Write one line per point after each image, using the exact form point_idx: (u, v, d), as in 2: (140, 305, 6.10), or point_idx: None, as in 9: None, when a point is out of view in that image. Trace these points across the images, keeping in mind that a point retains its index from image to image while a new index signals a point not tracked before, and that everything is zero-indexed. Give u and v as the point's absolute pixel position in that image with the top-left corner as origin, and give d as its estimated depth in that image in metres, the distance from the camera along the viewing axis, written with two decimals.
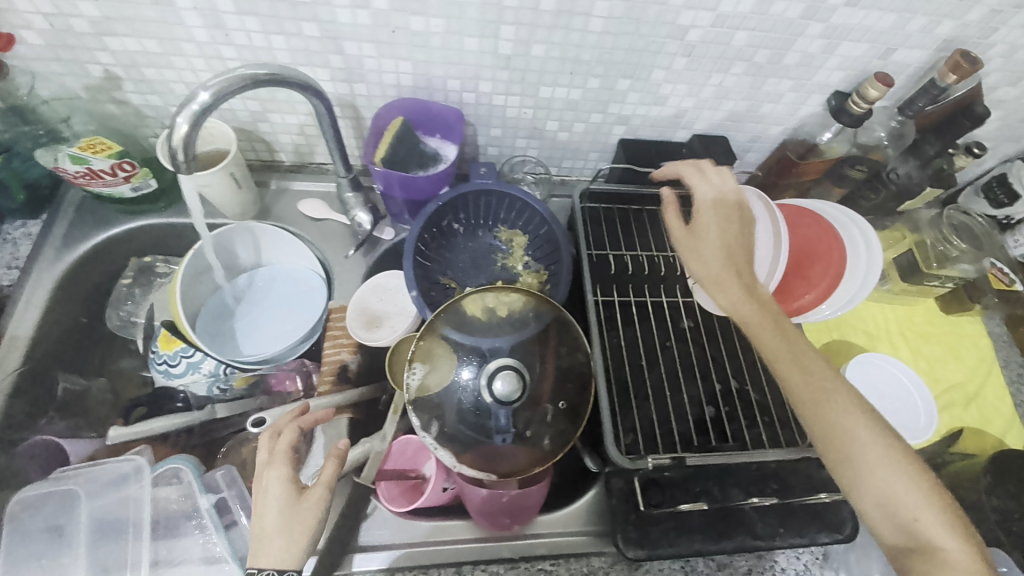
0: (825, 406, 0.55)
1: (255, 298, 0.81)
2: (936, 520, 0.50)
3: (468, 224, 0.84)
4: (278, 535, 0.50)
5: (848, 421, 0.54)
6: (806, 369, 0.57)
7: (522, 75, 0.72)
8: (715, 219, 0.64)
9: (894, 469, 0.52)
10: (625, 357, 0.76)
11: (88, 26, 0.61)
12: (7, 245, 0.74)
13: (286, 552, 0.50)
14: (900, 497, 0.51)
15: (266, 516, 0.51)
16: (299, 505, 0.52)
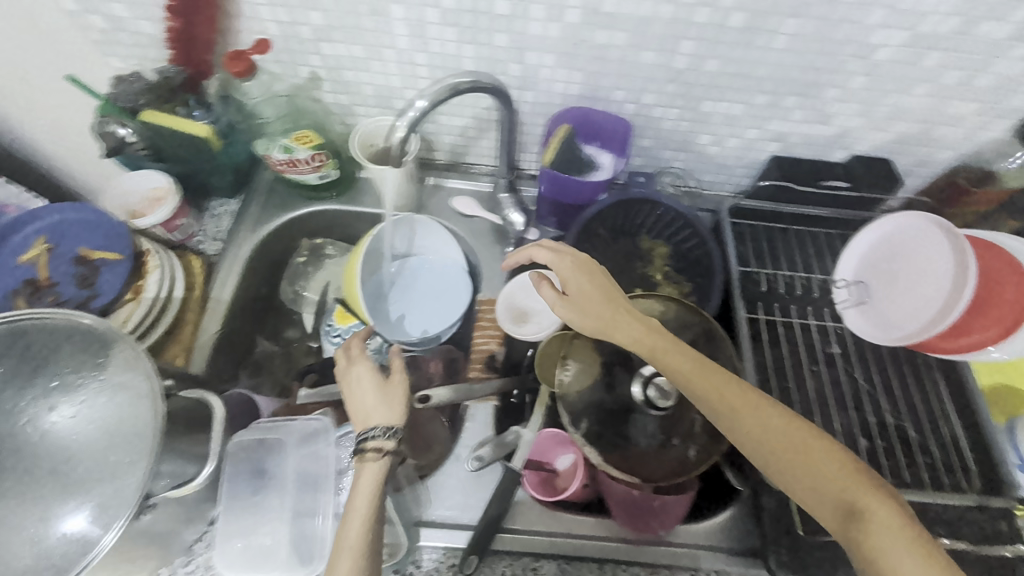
0: (757, 428, 0.53)
1: (409, 284, 0.85)
2: (889, 538, 0.45)
3: (613, 230, 0.84)
4: (377, 405, 0.61)
5: (786, 445, 0.52)
6: (711, 384, 0.56)
7: (690, 89, 0.73)
8: (591, 272, 0.66)
9: (849, 484, 0.49)
10: (772, 379, 0.76)
11: (310, 33, 0.69)
12: (211, 220, 0.83)
13: (390, 413, 0.60)
14: (862, 517, 0.47)
15: (363, 399, 0.62)
16: (388, 386, 0.63)
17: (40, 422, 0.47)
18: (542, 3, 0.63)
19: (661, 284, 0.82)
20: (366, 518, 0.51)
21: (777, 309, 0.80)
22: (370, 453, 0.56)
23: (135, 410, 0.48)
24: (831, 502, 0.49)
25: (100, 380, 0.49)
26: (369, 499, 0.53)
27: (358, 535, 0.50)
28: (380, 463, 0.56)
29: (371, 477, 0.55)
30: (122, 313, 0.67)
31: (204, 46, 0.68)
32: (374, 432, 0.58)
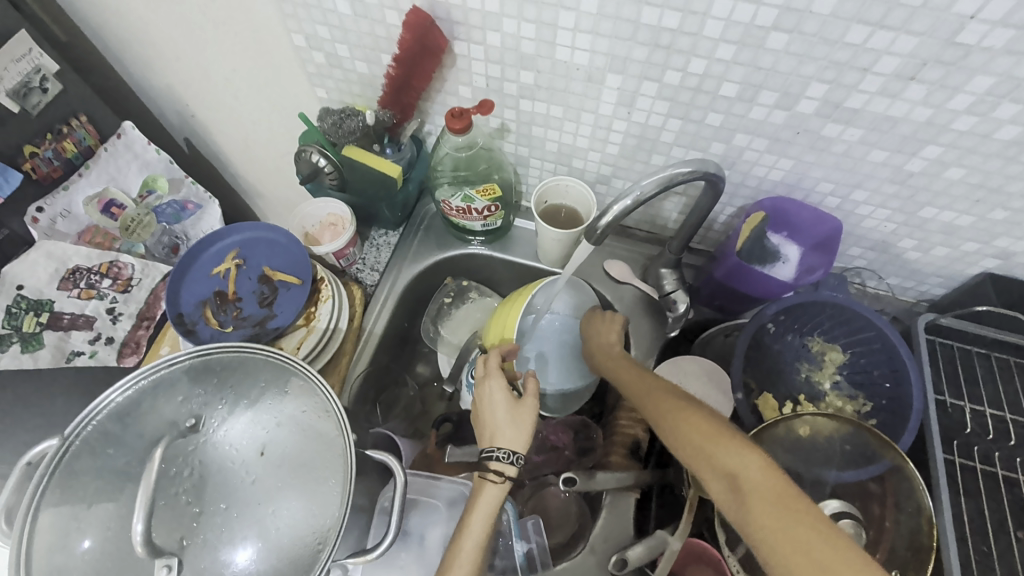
0: (669, 418, 0.58)
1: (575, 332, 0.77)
2: (756, 497, 0.48)
3: (782, 325, 0.76)
4: (504, 423, 0.60)
5: (686, 425, 0.56)
6: (648, 384, 0.63)
7: (914, 192, 0.65)
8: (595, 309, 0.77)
9: (724, 452, 0.52)
10: (968, 537, 0.66)
11: (515, 90, 0.69)
12: (372, 248, 0.85)
13: (517, 436, 0.59)
14: (739, 483, 0.50)
15: (494, 413, 0.61)
16: (519, 407, 0.61)
17: (243, 459, 0.49)
18: (776, 90, 0.58)
19: (830, 395, 0.75)
20: (479, 547, 0.54)
21: (977, 453, 0.70)
22: (491, 475, 0.57)
23: (330, 463, 0.49)
24: (716, 473, 0.52)
25: (304, 426, 0.51)
26: (483, 531, 0.55)
27: (471, 565, 0.53)
28: (499, 487, 0.57)
29: (488, 501, 0.57)
30: (295, 336, 0.71)
31: (413, 93, 0.69)
32: (498, 453, 0.58)
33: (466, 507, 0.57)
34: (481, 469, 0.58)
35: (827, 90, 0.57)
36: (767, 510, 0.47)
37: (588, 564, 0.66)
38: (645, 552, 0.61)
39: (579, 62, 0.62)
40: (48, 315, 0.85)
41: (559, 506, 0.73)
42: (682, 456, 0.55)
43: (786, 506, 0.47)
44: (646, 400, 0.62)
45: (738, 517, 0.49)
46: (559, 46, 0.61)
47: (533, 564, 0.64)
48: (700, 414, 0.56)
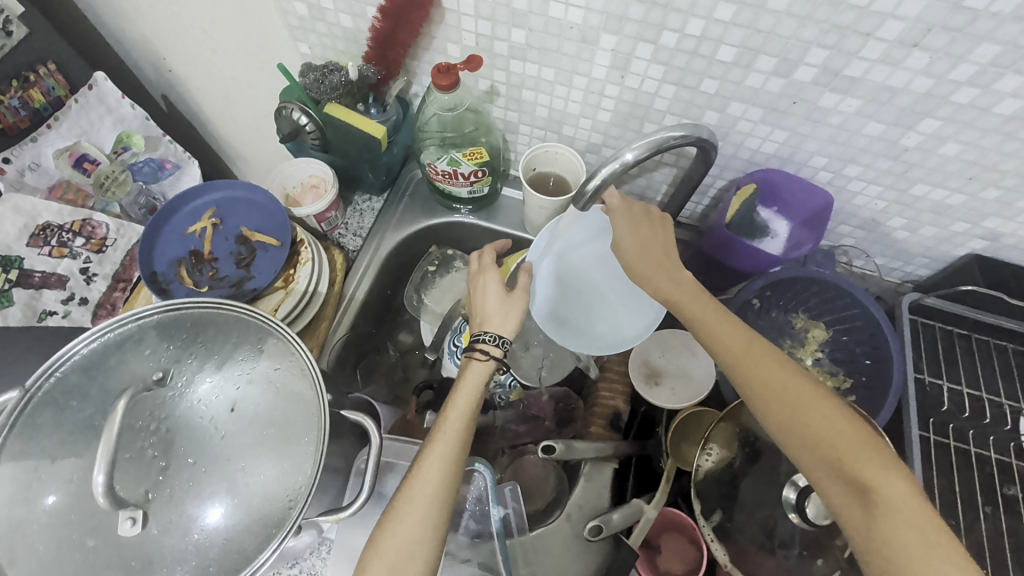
0: (797, 413, 0.51)
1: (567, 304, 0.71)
2: (898, 516, 0.45)
3: (767, 302, 0.77)
4: (493, 311, 0.61)
5: (817, 420, 0.50)
6: (761, 362, 0.53)
7: (907, 168, 0.64)
8: (639, 216, 0.63)
9: (867, 464, 0.48)
10: (938, 510, 0.67)
11: (505, 49, 0.66)
12: (355, 214, 0.83)
13: (506, 323, 0.61)
14: (876, 495, 0.47)
15: (486, 303, 0.62)
16: (510, 299, 0.62)
17: (213, 414, 0.47)
18: (775, 56, 0.57)
19: (811, 370, 0.75)
20: (466, 419, 0.54)
21: (951, 430, 0.71)
22: (477, 354, 0.58)
23: (304, 421, 0.49)
24: (846, 480, 0.48)
25: (280, 381, 0.50)
26: (470, 400, 0.55)
27: (459, 428, 0.53)
28: (484, 366, 0.58)
29: (472, 379, 0.57)
30: (272, 298, 0.70)
31: (399, 49, 0.67)
32: (483, 337, 0.59)
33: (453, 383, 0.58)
34: (466, 353, 0.59)
35: (827, 57, 0.55)
36: (908, 531, 0.45)
37: (564, 531, 0.66)
38: (624, 518, 0.61)
39: (573, 20, 0.60)
40: (17, 272, 0.82)
41: (537, 473, 0.72)
42: (797, 450, 0.51)
43: (924, 530, 0.45)
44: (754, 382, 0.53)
45: (862, 524, 0.47)
46: (552, 2, 0.58)
47: (510, 530, 0.65)
48: (838, 417, 0.50)
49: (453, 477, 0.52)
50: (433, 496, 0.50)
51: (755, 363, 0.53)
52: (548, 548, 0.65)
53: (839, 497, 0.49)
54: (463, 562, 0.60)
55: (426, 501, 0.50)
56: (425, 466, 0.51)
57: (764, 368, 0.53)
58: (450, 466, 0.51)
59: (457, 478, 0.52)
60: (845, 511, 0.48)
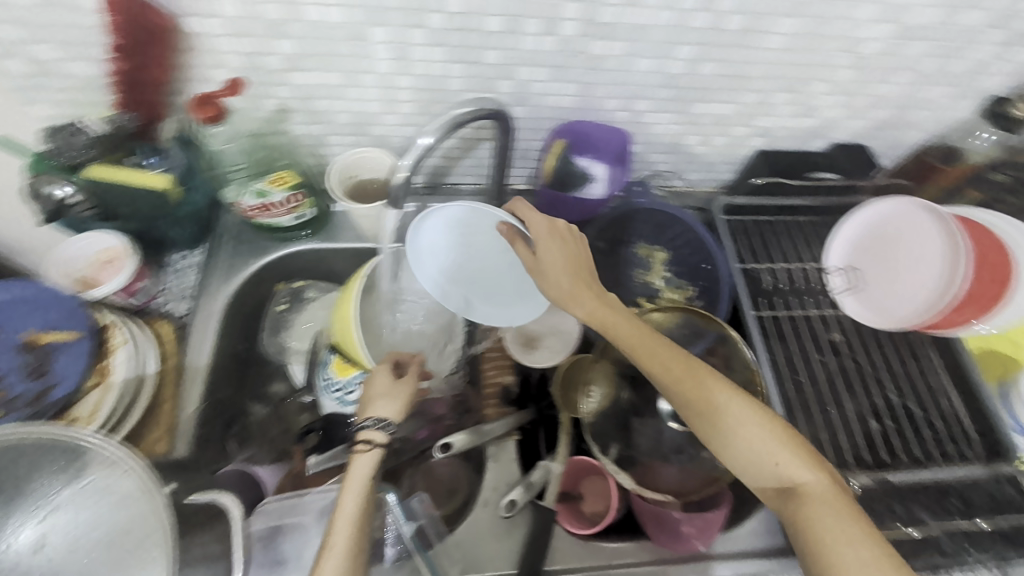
0: (722, 415, 0.54)
1: (507, 287, 0.70)
2: (811, 495, 0.50)
3: (611, 241, 0.83)
4: (374, 401, 0.61)
5: (740, 420, 0.54)
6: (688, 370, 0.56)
7: (683, 93, 0.72)
8: (551, 232, 0.61)
9: (785, 452, 0.52)
10: (785, 373, 0.76)
11: (279, 63, 0.62)
12: (174, 276, 0.75)
13: (388, 407, 0.60)
14: (796, 483, 0.51)
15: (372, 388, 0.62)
16: (394, 388, 0.62)
17: (15, 560, 0.41)
18: (537, 17, 0.59)
19: (664, 290, 0.81)
20: (354, 518, 0.51)
21: (780, 303, 0.81)
22: (362, 445, 0.56)
23: (141, 526, 0.43)
24: (765, 468, 0.53)
25: (92, 494, 0.44)
26: (358, 502, 0.52)
27: (349, 541, 0.50)
28: (371, 454, 0.56)
29: (359, 471, 0.54)
30: (89, 400, 0.61)
31: (153, 89, 0.61)
32: (366, 422, 0.58)
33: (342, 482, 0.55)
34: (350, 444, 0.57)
35: (581, 9, 0.59)
36: (828, 513, 0.49)
37: (485, 517, 0.66)
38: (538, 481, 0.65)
39: (335, 20, 0.58)
40: None
41: (450, 474, 0.70)
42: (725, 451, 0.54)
43: (840, 508, 0.50)
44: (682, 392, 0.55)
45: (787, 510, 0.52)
46: (304, 6, 0.56)
47: (428, 540, 0.64)
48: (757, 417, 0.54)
49: None
50: None
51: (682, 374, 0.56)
52: (475, 542, 0.65)
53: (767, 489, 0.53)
54: None
55: None
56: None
57: (691, 376, 0.56)
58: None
59: None
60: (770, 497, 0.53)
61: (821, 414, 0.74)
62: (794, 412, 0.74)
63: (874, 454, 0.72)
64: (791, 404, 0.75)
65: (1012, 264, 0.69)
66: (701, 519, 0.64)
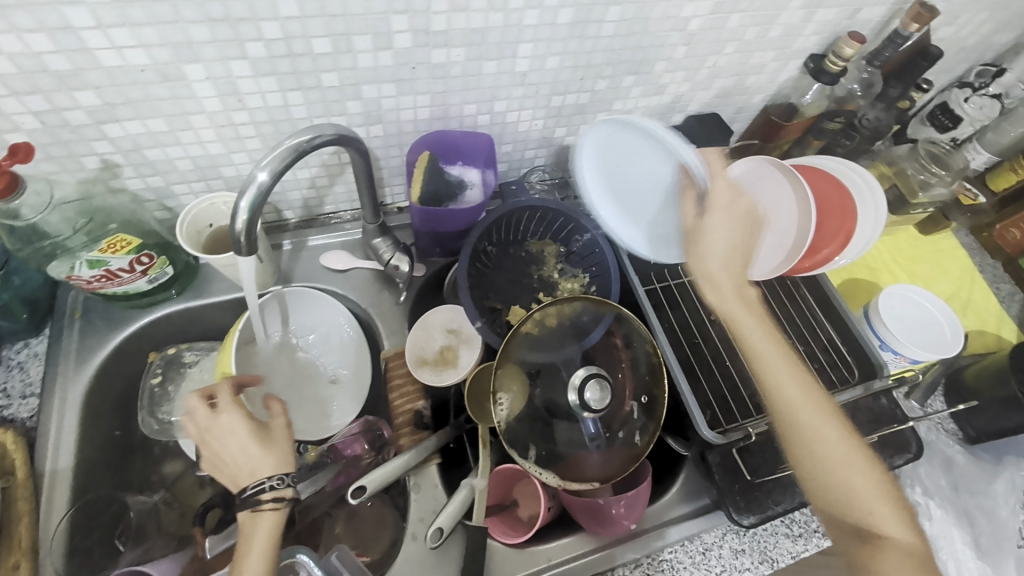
0: (823, 442, 0.56)
1: (642, 209, 0.75)
2: (899, 553, 0.52)
3: (499, 244, 0.82)
4: (263, 460, 0.56)
5: (841, 454, 0.56)
6: (809, 390, 0.57)
7: (536, 89, 0.73)
8: (723, 221, 0.62)
9: (878, 503, 0.54)
10: (682, 338, 0.80)
11: (86, 116, 0.56)
12: (13, 370, 0.66)
13: (280, 459, 0.57)
14: (878, 527, 0.53)
15: (243, 449, 0.56)
16: (276, 438, 0.58)
17: None
18: (366, 34, 0.57)
19: (560, 281, 0.82)
20: None
21: (668, 273, 0.85)
22: (270, 505, 0.53)
23: None
24: (855, 510, 0.54)
25: None
26: (266, 566, 0.51)
27: None
28: (278, 514, 0.54)
29: (265, 535, 0.52)
30: None
31: None
32: (268, 483, 0.54)
33: (241, 545, 0.52)
34: (251, 504, 0.53)
35: (409, 20, 0.57)
36: (905, 565, 0.51)
37: (416, 552, 0.64)
38: (459, 508, 0.62)
39: (140, 62, 0.53)
40: None
41: (375, 515, 0.69)
42: (812, 476, 0.56)
43: (918, 564, 0.51)
44: (795, 410, 0.57)
45: (859, 548, 0.53)
46: (98, 51, 0.51)
47: None
48: (862, 455, 0.56)
49: None
50: None
51: (806, 393, 0.57)
52: None
53: (841, 525, 0.55)
54: None
55: None
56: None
57: (816, 399, 0.57)
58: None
59: None
60: (842, 536, 0.55)
61: (721, 370, 0.78)
62: (695, 374, 0.78)
63: None
64: (692, 367, 0.78)
65: (853, 212, 0.78)
66: (626, 499, 0.65)
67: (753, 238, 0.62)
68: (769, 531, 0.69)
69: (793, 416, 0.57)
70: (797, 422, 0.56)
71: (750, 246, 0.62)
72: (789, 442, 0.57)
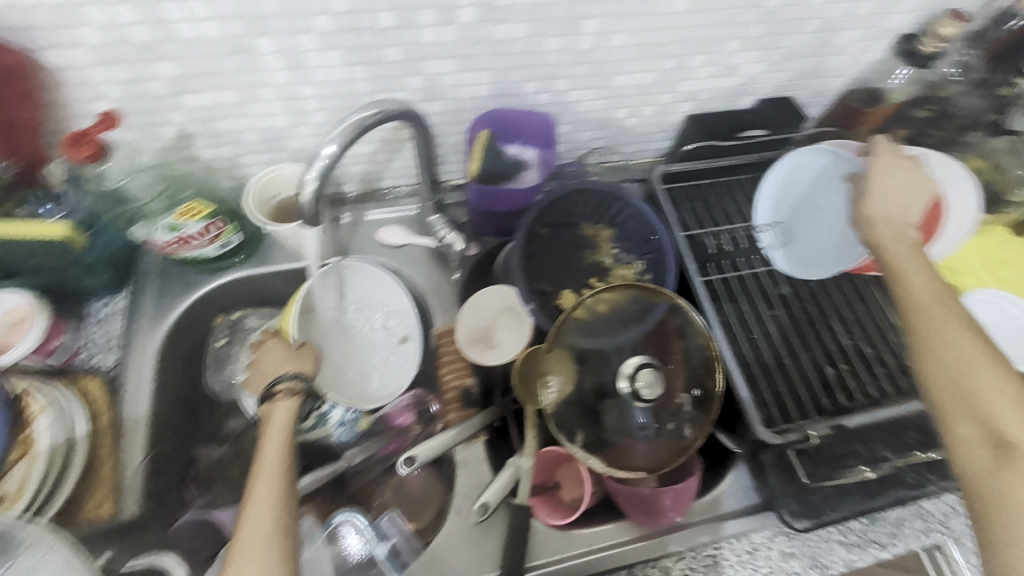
0: (957, 353, 0.51)
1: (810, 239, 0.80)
2: None
3: (553, 225, 0.79)
4: (285, 365, 0.63)
5: (980, 368, 0.49)
6: (951, 306, 0.53)
7: (599, 67, 0.70)
8: (898, 171, 0.65)
9: (1008, 408, 0.47)
10: (740, 332, 0.77)
11: (165, 87, 0.59)
12: (97, 326, 0.70)
13: (302, 365, 0.64)
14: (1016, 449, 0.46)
15: (274, 360, 0.64)
16: (299, 349, 0.65)
17: None
18: (430, 8, 0.57)
19: (614, 267, 0.79)
20: (283, 447, 0.53)
21: (729, 264, 0.81)
22: (281, 392, 0.59)
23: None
24: (973, 409, 0.48)
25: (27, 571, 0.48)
26: (283, 434, 0.55)
27: (280, 463, 0.52)
28: (292, 398, 0.58)
29: (281, 413, 0.57)
30: (14, 475, 0.57)
31: (27, 129, 0.57)
32: (283, 377, 0.61)
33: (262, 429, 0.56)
34: (267, 396, 0.59)
35: None
36: None
37: (461, 525, 0.65)
38: (501, 489, 0.63)
39: (215, 34, 0.55)
40: None
41: (421, 486, 0.70)
42: (936, 387, 0.51)
43: None
44: (926, 319, 0.53)
45: (983, 468, 0.46)
46: (178, 23, 0.53)
47: (403, 558, 0.64)
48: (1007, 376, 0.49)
49: (284, 514, 0.48)
50: (266, 529, 0.47)
51: (944, 307, 0.53)
52: (453, 552, 0.64)
53: (967, 445, 0.48)
54: None
55: (259, 537, 0.46)
56: (250, 512, 0.48)
57: (960, 317, 0.53)
58: (276, 498, 0.49)
59: (289, 516, 0.49)
60: (968, 457, 0.48)
61: (780, 368, 0.75)
62: (751, 370, 0.75)
63: (833, 400, 0.73)
64: (749, 362, 0.75)
65: (941, 207, 0.73)
66: (674, 491, 0.65)
67: (921, 206, 0.64)
68: (823, 538, 0.66)
69: (923, 325, 0.53)
70: (924, 328, 0.53)
71: (919, 208, 0.64)
72: (916, 353, 0.53)
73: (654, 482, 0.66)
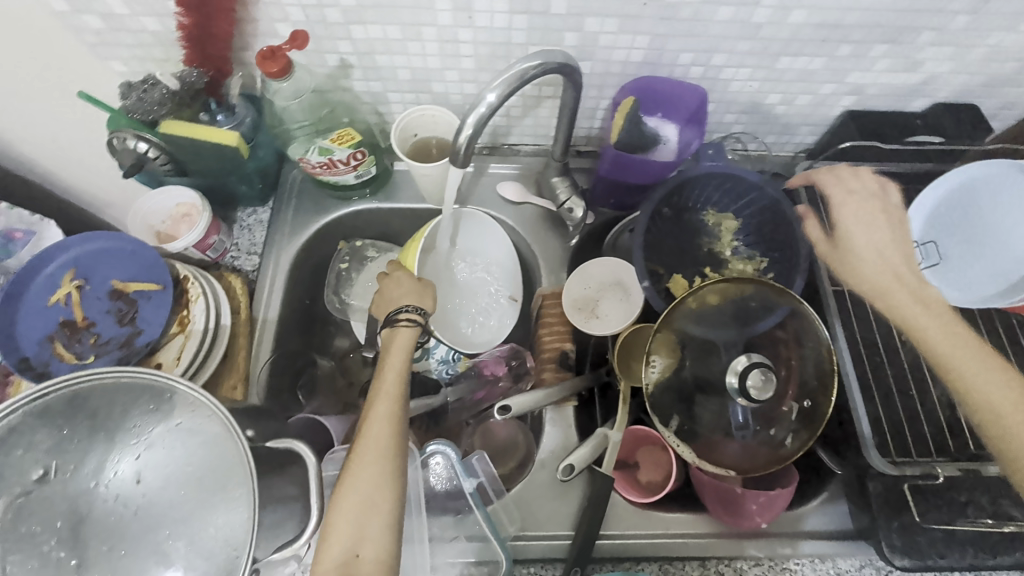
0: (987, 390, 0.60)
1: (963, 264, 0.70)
2: None
3: (676, 206, 0.76)
4: (409, 296, 0.66)
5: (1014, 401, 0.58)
6: (957, 336, 0.64)
7: (766, 45, 0.66)
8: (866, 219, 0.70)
9: None
10: (863, 352, 0.72)
11: (339, 16, 0.61)
12: (243, 231, 0.77)
13: (423, 300, 0.66)
14: None
15: (397, 291, 0.67)
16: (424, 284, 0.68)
17: (118, 492, 0.43)
18: None
19: (732, 261, 0.76)
20: (402, 374, 0.57)
21: None
22: (404, 322, 0.62)
23: (224, 457, 0.44)
24: None
25: (179, 435, 0.45)
26: (404, 362, 0.59)
27: (398, 388, 0.56)
28: (413, 330, 0.62)
29: (402, 343, 0.61)
30: (172, 346, 0.65)
31: (219, 43, 0.62)
32: (407, 308, 0.64)
33: (383, 353, 0.61)
34: (391, 322, 0.63)
35: None
36: None
37: (542, 479, 0.67)
38: (581, 459, 0.63)
39: None
40: None
41: (507, 433, 0.72)
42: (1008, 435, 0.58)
43: None
44: (955, 363, 0.62)
45: None
46: None
47: (488, 497, 0.65)
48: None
49: (398, 435, 0.53)
50: (383, 443, 0.52)
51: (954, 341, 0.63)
52: (532, 501, 0.66)
53: None
54: (451, 540, 0.62)
55: (377, 449, 0.51)
56: (371, 425, 0.53)
57: (970, 348, 0.62)
58: (395, 417, 0.53)
59: (403, 437, 0.53)
60: None
61: (902, 398, 0.69)
62: (870, 392, 0.69)
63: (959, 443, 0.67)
64: (867, 384, 0.70)
65: None
66: (763, 497, 0.62)
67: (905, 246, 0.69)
68: None
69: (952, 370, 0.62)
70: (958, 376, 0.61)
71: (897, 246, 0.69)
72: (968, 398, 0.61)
73: (739, 485, 0.63)
